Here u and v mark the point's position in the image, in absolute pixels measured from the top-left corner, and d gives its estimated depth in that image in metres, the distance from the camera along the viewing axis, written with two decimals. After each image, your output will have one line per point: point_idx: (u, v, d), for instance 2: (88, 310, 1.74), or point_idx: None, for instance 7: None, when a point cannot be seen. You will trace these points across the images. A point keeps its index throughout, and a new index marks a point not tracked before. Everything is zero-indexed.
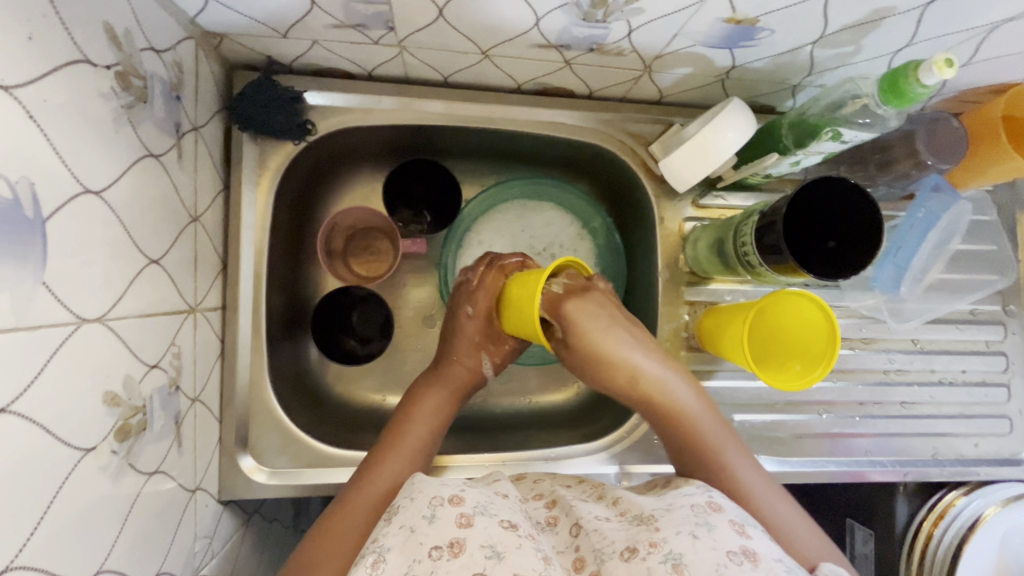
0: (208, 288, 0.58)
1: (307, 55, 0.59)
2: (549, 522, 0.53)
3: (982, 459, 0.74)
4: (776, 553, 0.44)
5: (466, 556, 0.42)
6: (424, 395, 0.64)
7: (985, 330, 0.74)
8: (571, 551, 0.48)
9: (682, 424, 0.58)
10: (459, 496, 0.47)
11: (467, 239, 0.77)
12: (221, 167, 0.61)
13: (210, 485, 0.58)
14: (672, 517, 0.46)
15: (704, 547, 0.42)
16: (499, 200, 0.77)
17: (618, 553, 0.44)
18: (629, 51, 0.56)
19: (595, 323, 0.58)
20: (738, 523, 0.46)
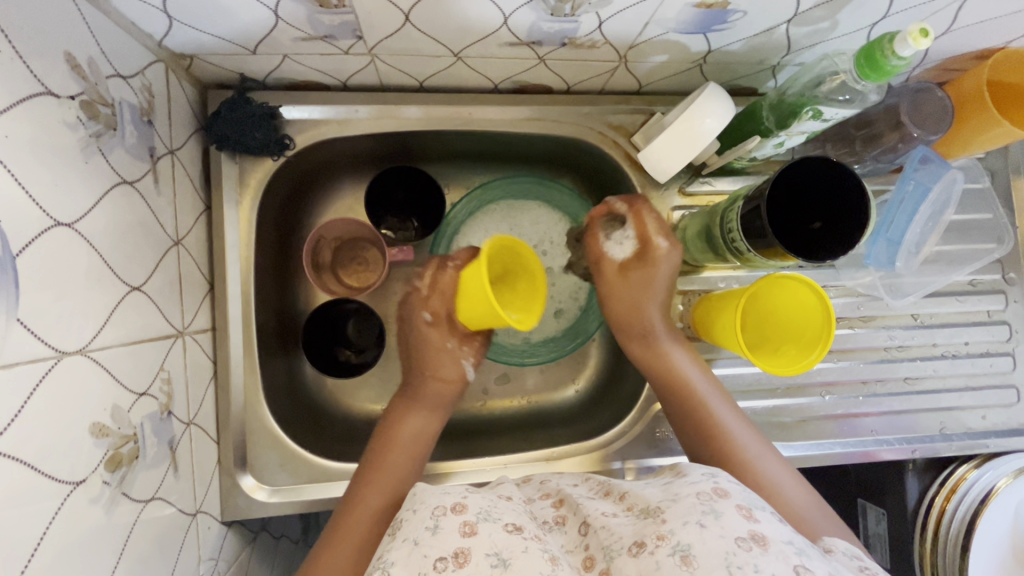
0: (195, 310, 0.58)
1: (279, 69, 0.59)
2: (556, 521, 0.52)
3: (991, 431, 0.73)
4: (786, 536, 0.43)
5: (471, 567, 0.41)
6: (407, 414, 0.63)
7: (985, 300, 0.73)
8: (581, 550, 0.48)
9: (684, 391, 0.62)
10: (462, 504, 0.47)
11: (456, 242, 0.76)
12: (201, 187, 0.61)
13: (211, 507, 0.58)
14: (678, 506, 0.46)
15: (712, 535, 0.42)
16: (485, 201, 0.77)
17: (626, 549, 0.44)
18: (602, 43, 0.55)
19: (667, 270, 0.64)
20: (745, 507, 0.45)
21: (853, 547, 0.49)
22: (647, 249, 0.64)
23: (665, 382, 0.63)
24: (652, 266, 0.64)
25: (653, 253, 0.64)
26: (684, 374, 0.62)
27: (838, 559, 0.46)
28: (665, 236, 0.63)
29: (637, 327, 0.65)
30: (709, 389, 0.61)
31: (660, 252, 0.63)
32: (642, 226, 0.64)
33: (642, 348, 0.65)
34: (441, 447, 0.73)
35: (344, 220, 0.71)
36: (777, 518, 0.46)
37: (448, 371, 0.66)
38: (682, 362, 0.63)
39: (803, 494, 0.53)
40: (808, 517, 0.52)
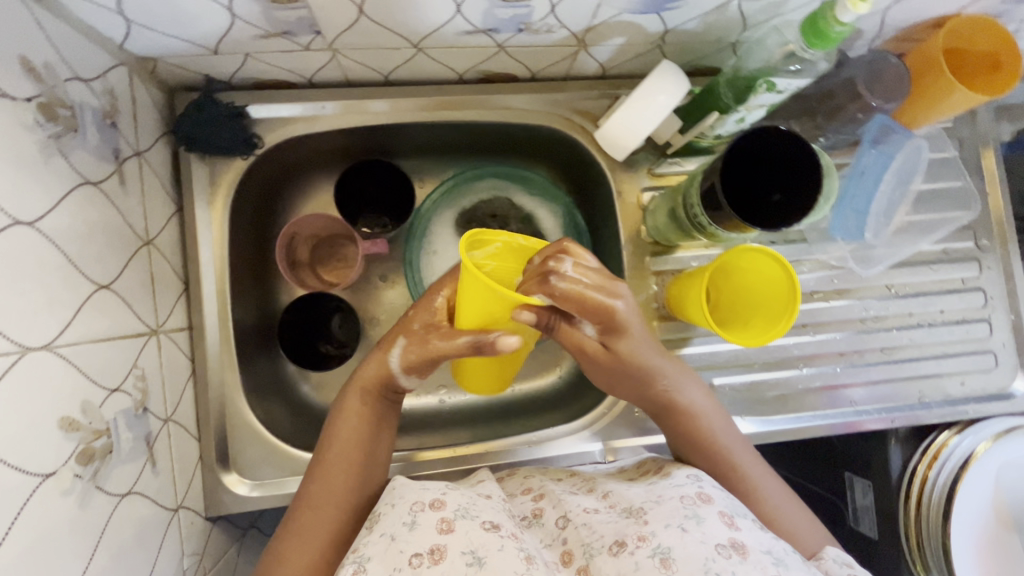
0: (170, 309, 0.59)
1: (243, 69, 0.60)
2: (534, 515, 0.53)
3: (970, 397, 0.73)
4: (766, 544, 0.45)
5: (446, 564, 0.42)
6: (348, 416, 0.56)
7: (958, 268, 0.74)
8: (558, 544, 0.48)
9: (688, 420, 0.59)
10: (440, 501, 0.47)
11: (423, 247, 0.76)
12: (171, 189, 0.62)
13: (194, 503, 0.59)
14: (660, 508, 0.47)
15: (695, 540, 0.43)
16: (451, 204, 0.77)
17: (607, 548, 0.45)
18: (558, 27, 0.56)
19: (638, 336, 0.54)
20: (727, 515, 0.47)
21: (844, 553, 0.51)
22: (605, 321, 0.50)
23: (673, 415, 0.60)
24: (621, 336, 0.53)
25: (612, 324, 0.51)
26: (693, 409, 0.59)
27: (829, 567, 0.49)
28: (615, 290, 0.49)
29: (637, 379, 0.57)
30: (700, 397, 0.60)
31: (624, 316, 0.51)
32: (587, 305, 0.48)
33: (633, 384, 0.58)
34: (425, 438, 0.74)
35: (312, 218, 0.71)
36: (759, 526, 0.47)
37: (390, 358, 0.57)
38: (676, 377, 0.59)
39: (801, 517, 0.56)
40: (799, 535, 0.54)
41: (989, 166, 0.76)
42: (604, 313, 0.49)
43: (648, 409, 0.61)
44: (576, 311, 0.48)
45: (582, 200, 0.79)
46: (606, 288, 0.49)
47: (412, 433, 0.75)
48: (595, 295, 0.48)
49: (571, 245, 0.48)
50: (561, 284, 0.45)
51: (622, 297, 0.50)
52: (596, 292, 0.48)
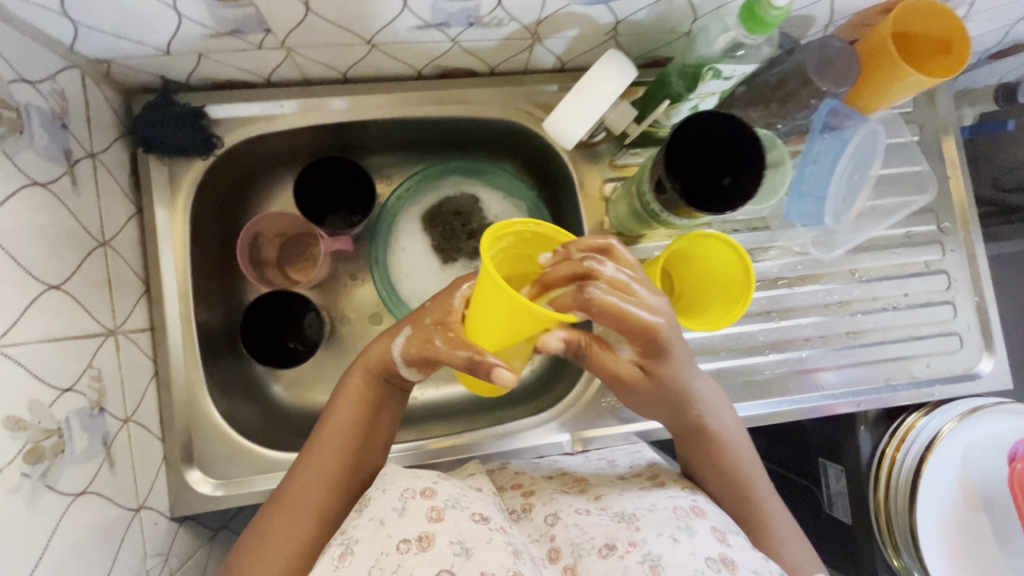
0: (129, 310, 0.59)
1: (198, 69, 0.60)
2: (524, 509, 0.55)
3: (936, 378, 0.74)
4: (753, 563, 0.47)
5: (434, 552, 0.43)
6: (349, 396, 0.56)
7: (921, 251, 0.74)
8: (546, 541, 0.50)
9: (717, 445, 0.58)
10: (431, 490, 0.49)
11: (390, 247, 0.77)
12: (130, 190, 0.62)
13: (157, 503, 0.59)
14: (653, 517, 0.50)
15: (684, 552, 0.46)
16: (415, 201, 0.78)
17: (597, 550, 0.47)
18: (508, 20, 0.57)
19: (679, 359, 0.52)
20: (719, 530, 0.49)
21: None
22: (644, 342, 0.49)
23: (704, 444, 0.58)
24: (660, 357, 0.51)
25: (651, 348, 0.49)
26: (724, 436, 0.58)
27: None
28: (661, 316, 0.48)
29: (673, 402, 0.55)
30: (730, 422, 0.59)
31: (668, 340, 0.49)
32: (627, 322, 0.47)
33: (668, 409, 0.56)
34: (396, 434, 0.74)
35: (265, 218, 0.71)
36: (749, 546, 0.50)
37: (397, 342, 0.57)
38: (711, 402, 0.57)
39: (801, 544, 0.57)
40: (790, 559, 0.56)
41: (949, 149, 0.76)
42: (645, 334, 0.48)
43: (676, 432, 0.59)
44: (611, 326, 0.47)
45: (548, 194, 0.79)
46: (648, 306, 0.47)
47: None
48: (636, 314, 0.46)
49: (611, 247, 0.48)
50: (596, 295, 0.44)
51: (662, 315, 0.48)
52: (637, 309, 0.46)
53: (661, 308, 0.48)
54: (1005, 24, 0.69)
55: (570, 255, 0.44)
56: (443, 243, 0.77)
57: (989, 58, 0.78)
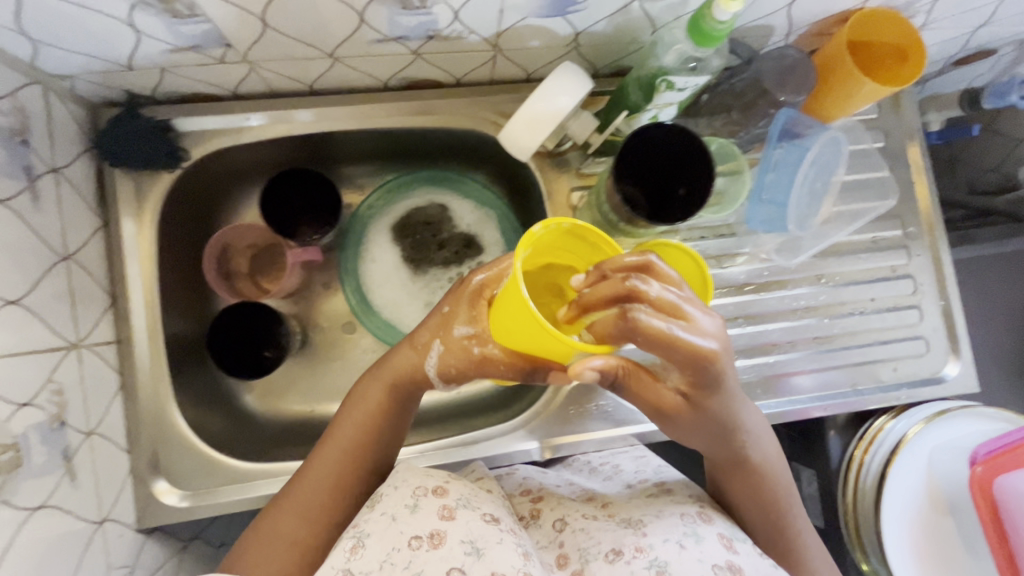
0: (94, 323, 0.59)
1: (163, 83, 0.61)
2: (532, 515, 0.58)
3: (903, 381, 0.74)
4: (759, 570, 0.49)
5: (445, 549, 0.45)
6: (367, 395, 0.58)
7: (888, 255, 0.75)
8: (554, 547, 0.53)
9: (760, 475, 0.56)
10: (442, 489, 0.51)
11: (360, 258, 0.78)
12: (96, 204, 0.62)
13: (123, 515, 0.59)
14: (659, 523, 0.52)
15: (692, 558, 0.48)
16: (384, 212, 0.79)
17: (604, 555, 0.50)
18: (467, 33, 0.57)
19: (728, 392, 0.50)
20: (726, 538, 0.51)
21: None
22: (697, 371, 0.46)
23: (748, 475, 0.56)
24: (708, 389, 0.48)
25: (702, 379, 0.46)
26: (765, 465, 0.56)
27: None
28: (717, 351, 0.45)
29: (721, 433, 0.53)
30: (769, 450, 0.57)
31: (721, 373, 0.47)
32: (679, 352, 0.44)
33: (713, 439, 0.54)
34: None
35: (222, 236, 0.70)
36: (756, 553, 0.51)
37: (422, 348, 0.57)
38: (754, 428, 0.55)
39: (821, 555, 0.59)
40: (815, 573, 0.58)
41: (913, 155, 0.77)
42: (698, 364, 0.45)
43: (716, 460, 0.57)
44: (659, 355, 0.44)
45: (518, 203, 0.80)
46: (702, 333, 0.44)
47: None
48: (687, 341, 0.43)
49: (650, 264, 0.44)
50: (643, 321, 0.41)
51: (717, 341, 0.45)
52: (690, 337, 0.43)
53: (715, 334, 0.45)
54: (966, 31, 0.70)
55: (605, 276, 0.43)
56: (413, 254, 0.79)
57: (952, 65, 0.79)
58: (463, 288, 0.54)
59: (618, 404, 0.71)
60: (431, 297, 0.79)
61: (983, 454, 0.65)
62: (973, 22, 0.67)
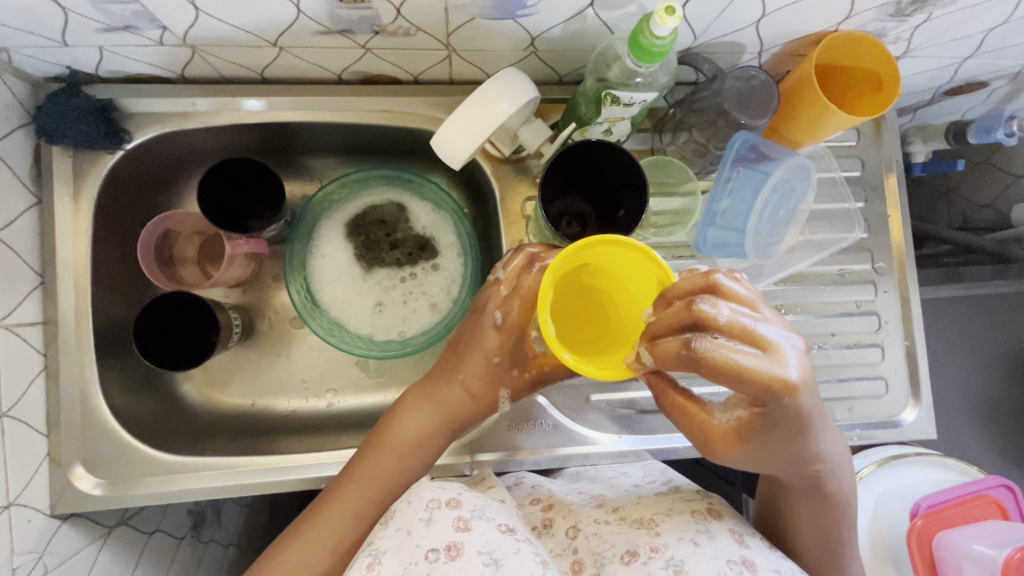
0: (16, 304, 0.58)
1: (104, 62, 0.59)
2: (545, 524, 0.61)
3: (857, 422, 0.71)
4: (773, 564, 0.52)
5: (463, 560, 0.47)
6: (408, 420, 0.61)
7: (855, 290, 0.72)
8: (570, 554, 0.56)
9: (829, 507, 0.54)
10: (456, 501, 0.53)
11: (309, 253, 0.76)
12: (30, 180, 0.61)
13: (34, 499, 0.59)
14: (672, 522, 0.55)
15: (706, 555, 0.51)
16: (336, 207, 0.77)
17: (619, 557, 0.53)
18: (415, 30, 0.55)
19: (800, 433, 0.46)
20: (737, 533, 0.54)
21: None
22: (777, 405, 0.43)
23: (818, 508, 0.54)
24: (777, 431, 0.45)
25: (779, 415, 0.44)
26: (840, 499, 0.54)
27: None
28: (794, 390, 0.42)
29: (792, 469, 0.50)
30: (847, 482, 0.54)
31: (796, 415, 0.44)
32: (759, 383, 0.42)
33: (779, 471, 0.50)
34: (308, 439, 0.73)
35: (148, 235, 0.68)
36: (767, 545, 0.55)
37: (472, 382, 0.62)
38: (832, 463, 0.52)
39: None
40: None
41: (891, 186, 0.74)
42: (780, 397, 0.42)
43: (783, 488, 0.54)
44: (733, 387, 0.42)
45: (477, 208, 0.78)
46: (783, 360, 0.42)
47: (295, 436, 0.74)
48: (769, 372, 0.42)
49: (720, 286, 0.45)
50: (705, 348, 0.41)
51: (800, 373, 0.43)
52: (768, 366, 0.42)
53: (799, 363, 0.43)
54: (953, 61, 0.66)
55: (671, 303, 0.45)
56: (364, 251, 0.77)
57: (943, 94, 0.75)
58: (484, 322, 0.60)
59: (557, 420, 0.70)
60: (381, 297, 0.77)
61: (925, 507, 0.62)
62: (961, 52, 0.64)
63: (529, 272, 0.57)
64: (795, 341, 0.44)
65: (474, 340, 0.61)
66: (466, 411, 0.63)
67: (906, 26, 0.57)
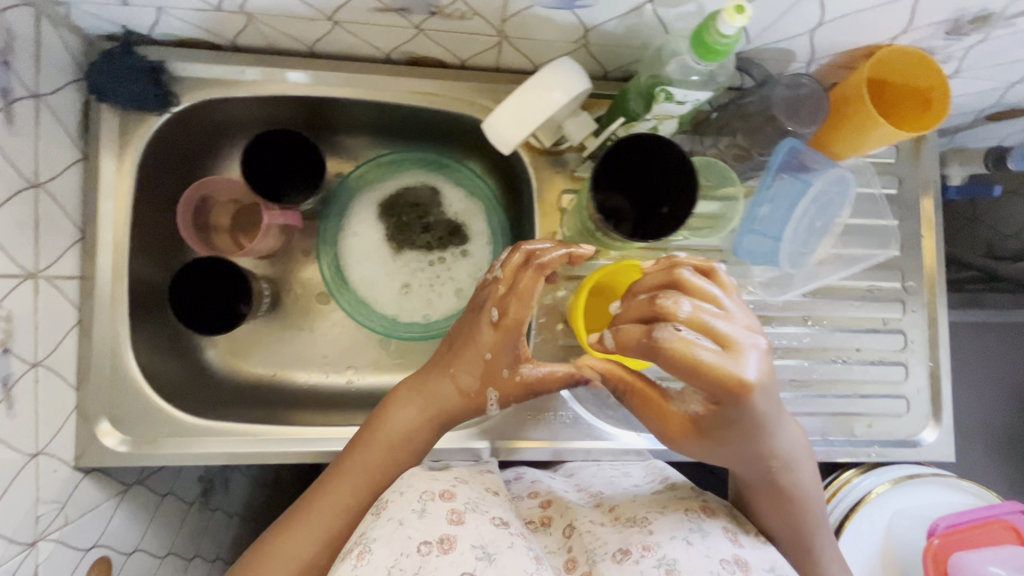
0: (57, 256, 0.59)
1: (159, 25, 0.59)
2: (544, 521, 0.62)
3: (875, 439, 0.71)
4: (767, 562, 0.51)
5: (456, 555, 0.48)
6: (400, 413, 0.61)
7: (883, 307, 0.72)
8: (564, 552, 0.57)
9: (790, 503, 0.54)
10: (450, 493, 0.53)
11: (341, 230, 0.76)
12: (78, 137, 0.62)
13: (60, 450, 0.59)
14: (665, 520, 0.54)
15: (698, 555, 0.50)
16: (371, 186, 0.77)
17: (610, 556, 0.52)
18: (471, 14, 0.55)
19: (755, 426, 0.47)
20: (732, 531, 0.53)
21: None
22: (731, 404, 0.44)
23: (778, 504, 0.55)
24: (732, 423, 0.47)
25: (735, 410, 0.45)
26: (803, 494, 0.55)
27: None
28: (748, 388, 0.43)
29: (747, 461, 0.51)
30: (807, 477, 0.54)
31: (752, 410, 0.45)
32: (714, 379, 0.43)
33: (735, 462, 0.52)
34: (327, 415, 0.74)
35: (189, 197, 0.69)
36: (762, 544, 0.54)
37: (465, 379, 0.61)
38: (788, 459, 0.52)
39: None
40: None
41: (926, 207, 0.74)
42: (734, 396, 0.43)
43: (744, 483, 0.55)
44: (687, 380, 0.44)
45: (511, 199, 0.78)
46: (744, 360, 0.43)
47: (314, 411, 0.75)
48: (725, 369, 0.43)
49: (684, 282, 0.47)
50: (662, 342, 0.44)
51: (758, 373, 0.43)
52: (725, 363, 0.43)
53: (759, 364, 0.43)
54: (1002, 85, 0.66)
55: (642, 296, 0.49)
56: (396, 233, 0.78)
57: (984, 119, 0.74)
58: (480, 318, 0.59)
59: (577, 415, 0.70)
60: (408, 279, 0.77)
61: (943, 527, 0.63)
62: (1011, 76, 0.63)
63: (524, 270, 0.57)
64: (758, 341, 0.44)
65: (469, 338, 0.60)
66: (459, 406, 0.62)
67: (960, 45, 0.57)
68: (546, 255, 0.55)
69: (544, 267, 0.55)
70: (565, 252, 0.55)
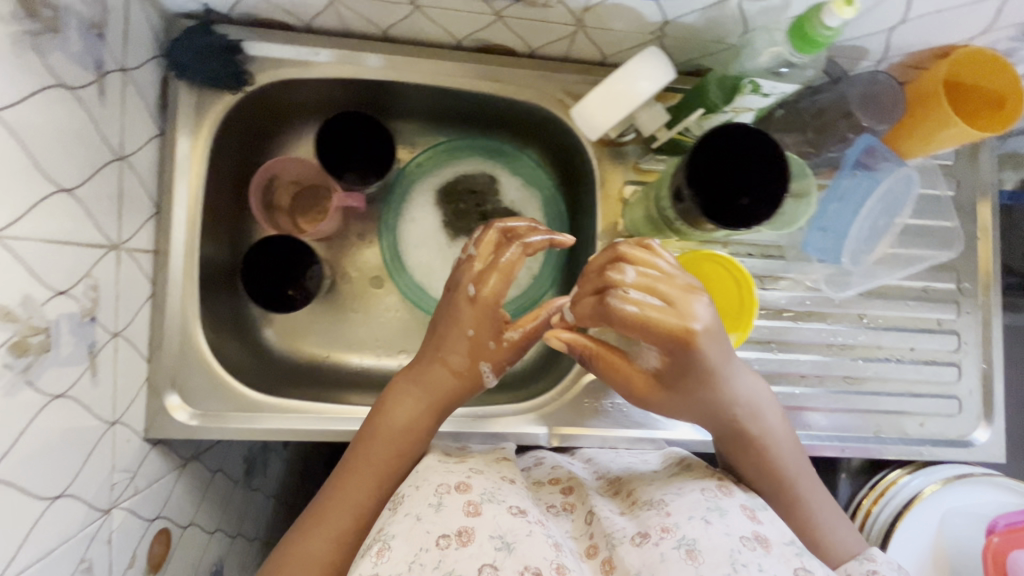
0: (136, 229, 0.60)
1: (242, 4, 0.60)
2: (566, 507, 0.58)
3: (927, 438, 0.72)
4: (787, 537, 0.49)
5: (475, 546, 0.45)
6: (397, 404, 0.59)
7: (938, 308, 0.73)
8: (586, 537, 0.53)
9: (770, 458, 0.55)
10: (465, 485, 0.52)
11: (400, 215, 0.78)
12: (157, 113, 0.62)
13: (132, 421, 0.60)
14: (681, 501, 0.52)
15: (718, 532, 0.47)
16: (432, 173, 0.79)
17: (630, 539, 0.49)
18: (556, 2, 0.56)
19: (711, 371, 0.49)
20: (749, 509, 0.51)
21: None
22: (682, 353, 0.46)
23: (758, 462, 0.55)
24: (688, 372, 0.49)
25: (687, 360, 0.47)
26: (778, 447, 0.55)
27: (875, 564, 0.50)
28: (695, 335, 0.45)
29: (713, 413, 0.53)
30: (776, 424, 0.56)
31: (704, 359, 0.47)
32: (662, 331, 0.45)
33: (700, 417, 0.54)
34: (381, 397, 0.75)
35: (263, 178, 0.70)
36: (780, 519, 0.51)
37: (455, 360, 0.60)
38: (749, 407, 0.54)
39: None
40: None
41: (983, 210, 0.74)
42: (682, 345, 0.46)
43: (721, 443, 0.56)
44: (639, 335, 0.46)
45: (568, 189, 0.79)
46: (688, 310, 0.45)
47: (368, 392, 0.76)
48: (668, 320, 0.45)
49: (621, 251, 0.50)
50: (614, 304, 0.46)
51: (702, 321, 0.46)
52: (667, 315, 0.45)
53: (703, 314, 0.46)
54: None
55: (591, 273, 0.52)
56: (453, 219, 0.79)
57: None
58: (457, 296, 0.60)
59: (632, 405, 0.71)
60: None
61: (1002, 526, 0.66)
62: None
63: (501, 248, 0.60)
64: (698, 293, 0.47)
65: (451, 317, 0.61)
66: (453, 390, 0.61)
67: None
68: (531, 237, 0.59)
69: (527, 246, 0.59)
70: (546, 239, 0.58)
